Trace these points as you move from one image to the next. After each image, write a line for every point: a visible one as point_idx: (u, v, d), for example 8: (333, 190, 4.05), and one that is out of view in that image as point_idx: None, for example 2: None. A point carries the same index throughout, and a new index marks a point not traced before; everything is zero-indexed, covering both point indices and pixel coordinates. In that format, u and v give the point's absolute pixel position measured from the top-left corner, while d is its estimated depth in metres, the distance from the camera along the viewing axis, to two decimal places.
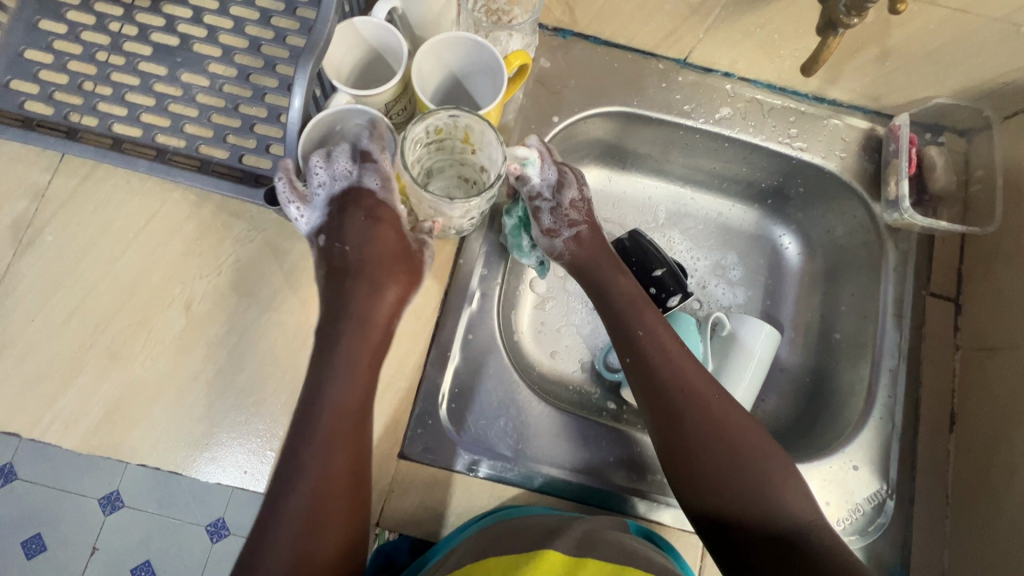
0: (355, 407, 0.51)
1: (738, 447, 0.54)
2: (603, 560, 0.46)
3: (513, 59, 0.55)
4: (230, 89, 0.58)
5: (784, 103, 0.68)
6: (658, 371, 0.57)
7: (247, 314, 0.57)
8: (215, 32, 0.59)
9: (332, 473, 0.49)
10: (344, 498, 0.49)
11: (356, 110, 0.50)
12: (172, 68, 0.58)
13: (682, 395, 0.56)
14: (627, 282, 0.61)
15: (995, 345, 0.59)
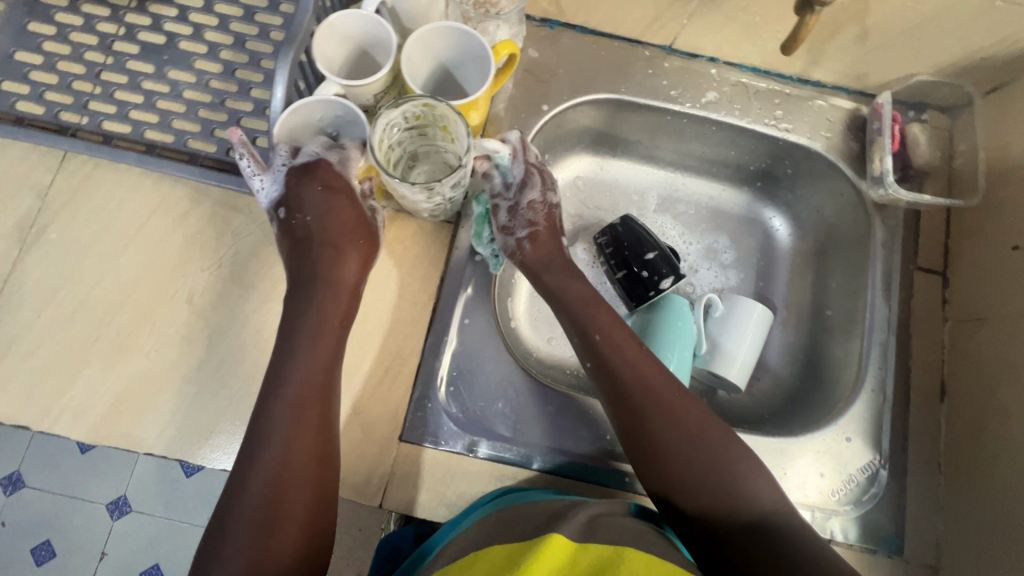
0: (317, 392, 0.52)
1: (701, 441, 0.54)
2: (603, 545, 0.46)
3: (501, 49, 0.56)
4: (230, 102, 0.63)
5: (769, 86, 0.69)
6: (615, 375, 0.57)
7: (248, 305, 0.59)
8: (215, 48, 0.64)
9: (300, 459, 0.49)
10: (309, 482, 0.49)
11: (335, 103, 0.52)
12: (174, 84, 0.63)
13: (641, 395, 0.56)
14: (582, 287, 0.62)
15: (983, 315, 0.60)
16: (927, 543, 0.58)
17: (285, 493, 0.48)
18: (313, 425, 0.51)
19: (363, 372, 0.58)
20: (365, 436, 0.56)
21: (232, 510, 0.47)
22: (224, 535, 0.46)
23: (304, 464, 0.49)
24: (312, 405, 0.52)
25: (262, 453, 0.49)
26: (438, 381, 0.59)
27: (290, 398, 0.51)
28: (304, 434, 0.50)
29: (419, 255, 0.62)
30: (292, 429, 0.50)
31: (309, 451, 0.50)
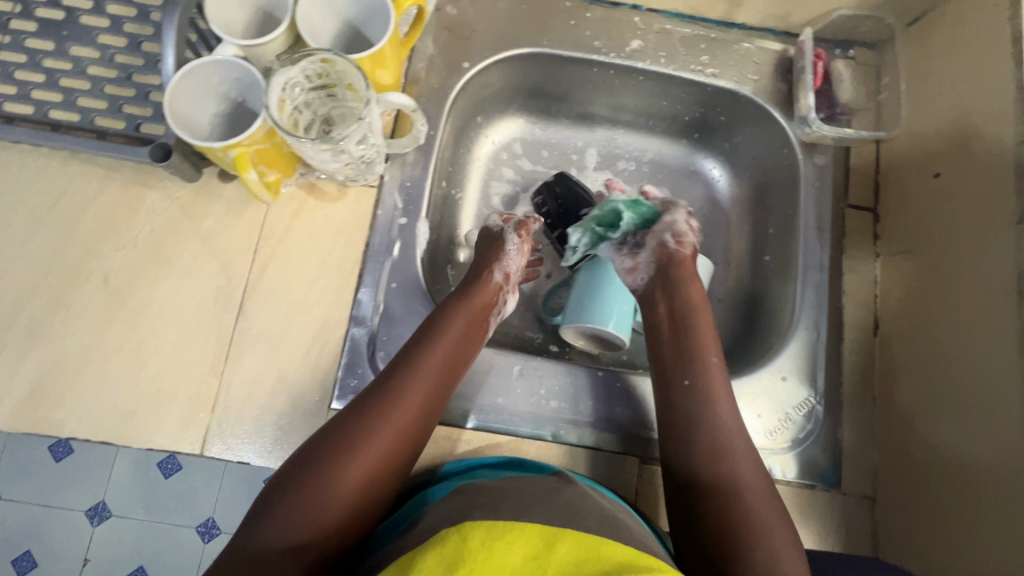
0: (437, 390, 0.53)
1: (742, 499, 0.50)
2: (584, 534, 0.41)
3: (404, 0, 0.54)
4: (138, 77, 0.61)
5: (694, 31, 0.68)
6: (694, 396, 0.56)
7: (167, 283, 0.57)
8: (118, 21, 0.62)
9: (395, 447, 0.49)
10: (388, 474, 0.49)
11: (234, 65, 0.50)
12: (78, 61, 0.61)
13: (709, 434, 0.54)
14: (696, 312, 0.61)
15: (911, 247, 0.60)
16: (863, 474, 0.59)
17: (360, 476, 0.47)
18: (418, 419, 0.51)
19: (289, 343, 0.57)
20: (295, 406, 0.56)
21: (351, 416, 0.50)
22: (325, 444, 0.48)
23: (392, 456, 0.49)
24: (431, 398, 0.52)
25: (357, 427, 0.48)
26: (364, 348, 0.58)
27: (422, 385, 0.52)
28: (407, 423, 0.50)
29: (342, 222, 0.60)
30: (398, 412, 0.50)
31: (405, 441, 0.50)
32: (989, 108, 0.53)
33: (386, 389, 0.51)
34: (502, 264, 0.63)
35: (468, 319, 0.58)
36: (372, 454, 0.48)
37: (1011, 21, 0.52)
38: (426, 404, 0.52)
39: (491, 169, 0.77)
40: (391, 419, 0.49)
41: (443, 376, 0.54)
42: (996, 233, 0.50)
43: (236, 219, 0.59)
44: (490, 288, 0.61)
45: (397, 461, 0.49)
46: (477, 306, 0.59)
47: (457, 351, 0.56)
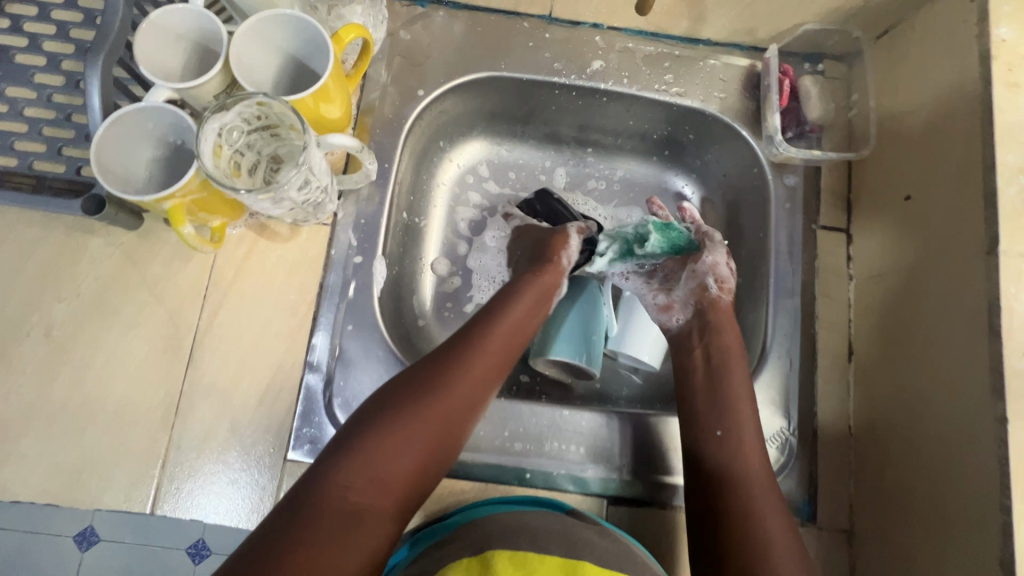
0: (502, 361, 0.54)
1: (766, 520, 0.48)
2: (600, 565, 0.46)
3: (345, 34, 0.51)
4: (78, 117, 0.59)
5: (658, 48, 0.66)
6: (724, 445, 0.53)
7: (112, 334, 0.55)
8: (56, 58, 0.60)
9: (463, 412, 0.50)
10: (456, 437, 0.50)
11: (166, 111, 0.48)
12: (13, 103, 0.58)
13: (739, 489, 0.50)
14: (731, 353, 0.57)
15: (883, 271, 0.58)
16: (840, 507, 0.57)
17: (432, 435, 0.48)
18: (479, 404, 0.52)
19: (242, 392, 0.55)
20: (250, 458, 0.54)
21: (423, 382, 0.50)
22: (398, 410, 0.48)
23: (460, 421, 0.50)
24: (498, 367, 0.54)
25: (430, 387, 0.50)
26: (320, 394, 0.56)
27: (490, 352, 0.53)
28: (477, 389, 0.52)
29: (295, 263, 0.58)
30: (467, 377, 0.51)
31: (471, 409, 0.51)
32: (957, 131, 0.51)
33: (456, 353, 0.52)
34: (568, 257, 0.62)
35: (533, 295, 0.59)
36: (444, 414, 0.49)
37: (979, 39, 0.50)
38: (495, 374, 0.53)
39: (457, 194, 0.74)
40: (463, 383, 0.51)
41: (510, 348, 0.55)
42: (967, 262, 0.48)
43: (183, 264, 0.57)
44: (556, 274, 0.61)
45: (463, 427, 0.50)
46: (543, 283, 0.60)
47: (521, 333, 0.57)
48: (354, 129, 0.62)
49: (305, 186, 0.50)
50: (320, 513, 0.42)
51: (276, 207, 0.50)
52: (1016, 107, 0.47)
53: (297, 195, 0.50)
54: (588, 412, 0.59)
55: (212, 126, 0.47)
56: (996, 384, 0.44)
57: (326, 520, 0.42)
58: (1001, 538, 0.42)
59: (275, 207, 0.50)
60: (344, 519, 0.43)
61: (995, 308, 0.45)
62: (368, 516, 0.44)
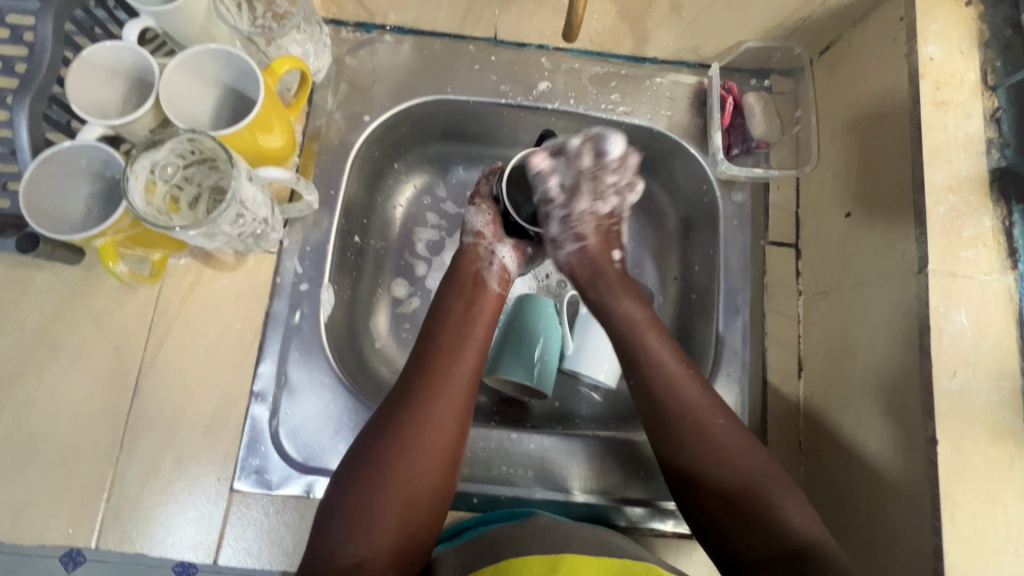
0: (462, 377, 0.53)
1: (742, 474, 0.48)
2: (579, 554, 0.45)
3: (279, 67, 0.52)
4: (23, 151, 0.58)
5: (604, 68, 0.66)
6: (689, 430, 0.50)
7: (55, 368, 0.55)
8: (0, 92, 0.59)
9: (433, 443, 0.49)
10: (426, 460, 0.48)
11: (98, 148, 0.48)
12: None
13: (705, 466, 0.49)
14: (641, 326, 0.56)
15: (828, 287, 0.58)
16: None
17: (405, 479, 0.47)
18: (446, 419, 0.50)
19: (188, 423, 0.55)
20: (196, 490, 0.54)
21: (371, 428, 0.50)
22: (355, 463, 0.48)
23: (433, 452, 0.49)
24: (454, 376, 0.53)
25: (388, 431, 0.49)
26: (265, 424, 0.56)
27: (445, 375, 0.52)
28: (444, 414, 0.50)
29: (240, 293, 0.58)
30: (422, 403, 0.50)
31: (444, 437, 0.49)
32: (890, 148, 0.51)
33: (409, 387, 0.52)
34: (468, 229, 0.63)
35: (470, 300, 0.59)
36: (410, 452, 0.48)
37: (908, 57, 0.50)
38: (455, 393, 0.52)
39: (413, 216, 0.74)
40: (421, 417, 0.49)
41: (467, 364, 0.54)
42: (900, 280, 0.48)
43: (127, 296, 0.57)
44: (466, 253, 0.62)
45: (440, 457, 0.49)
46: (466, 270, 0.61)
47: (458, 335, 0.56)
48: (300, 156, 0.62)
49: (243, 219, 0.50)
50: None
51: (215, 241, 0.50)
52: (943, 126, 0.48)
53: (239, 226, 0.51)
54: (538, 434, 0.59)
55: (143, 165, 0.47)
56: (927, 405, 0.44)
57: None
58: (932, 558, 0.42)
59: (214, 241, 0.50)
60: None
61: (925, 328, 0.45)
62: None
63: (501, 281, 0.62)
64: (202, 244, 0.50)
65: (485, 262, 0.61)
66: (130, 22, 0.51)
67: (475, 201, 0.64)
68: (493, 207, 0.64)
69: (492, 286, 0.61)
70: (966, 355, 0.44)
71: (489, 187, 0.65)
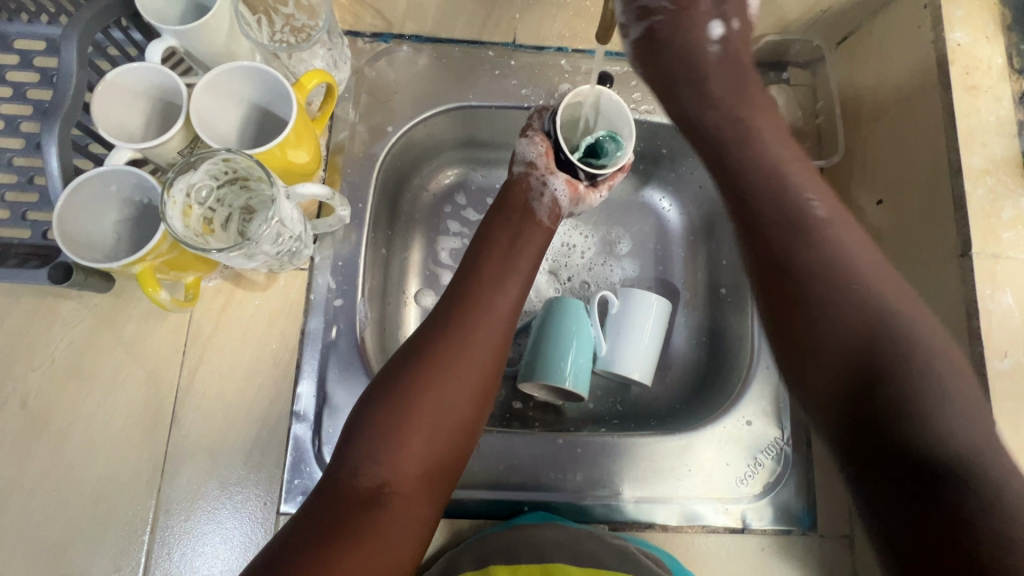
0: (501, 310, 0.52)
1: (902, 345, 0.39)
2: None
3: (307, 81, 0.52)
4: (40, 179, 0.57)
5: (624, 68, 0.66)
6: (843, 293, 0.42)
7: (90, 399, 0.54)
8: (14, 120, 0.58)
9: (469, 372, 0.49)
10: (462, 389, 0.48)
11: (128, 173, 0.47)
12: None
13: (841, 301, 0.42)
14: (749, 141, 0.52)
15: None
16: (839, 517, 0.57)
17: (439, 403, 0.47)
18: (482, 349, 0.50)
19: (230, 447, 0.54)
20: (242, 515, 0.53)
21: (405, 354, 0.49)
22: (387, 385, 0.48)
23: (467, 382, 0.48)
24: (490, 309, 0.52)
25: (425, 354, 0.49)
26: (309, 444, 0.55)
27: (487, 305, 0.52)
28: (481, 345, 0.50)
29: (274, 312, 0.58)
30: (459, 332, 0.50)
31: (478, 369, 0.49)
32: (920, 135, 0.52)
33: (450, 315, 0.51)
34: (520, 158, 0.62)
35: (515, 236, 0.58)
36: (444, 378, 0.48)
37: (935, 44, 0.51)
38: (495, 326, 0.51)
39: (435, 224, 0.72)
40: (457, 344, 0.49)
41: (505, 300, 0.53)
42: (942, 265, 0.49)
43: (159, 322, 0.56)
44: (518, 182, 0.61)
45: (473, 387, 0.49)
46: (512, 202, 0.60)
47: (499, 270, 0.55)
48: (325, 170, 0.62)
49: (281, 237, 0.50)
50: (342, 499, 0.43)
51: (251, 261, 0.50)
52: (975, 110, 0.48)
53: (277, 245, 0.50)
54: (584, 438, 0.58)
55: (180, 190, 0.46)
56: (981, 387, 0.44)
57: (349, 503, 0.43)
58: None
59: (251, 261, 0.50)
60: (365, 500, 0.43)
61: (974, 311, 0.45)
62: (391, 496, 0.43)
63: (550, 215, 0.61)
64: (240, 265, 0.50)
65: (535, 194, 0.60)
66: (153, 43, 0.49)
67: (527, 132, 0.61)
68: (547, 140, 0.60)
69: (540, 218, 0.60)
70: (1017, 336, 0.44)
71: (541, 120, 0.61)
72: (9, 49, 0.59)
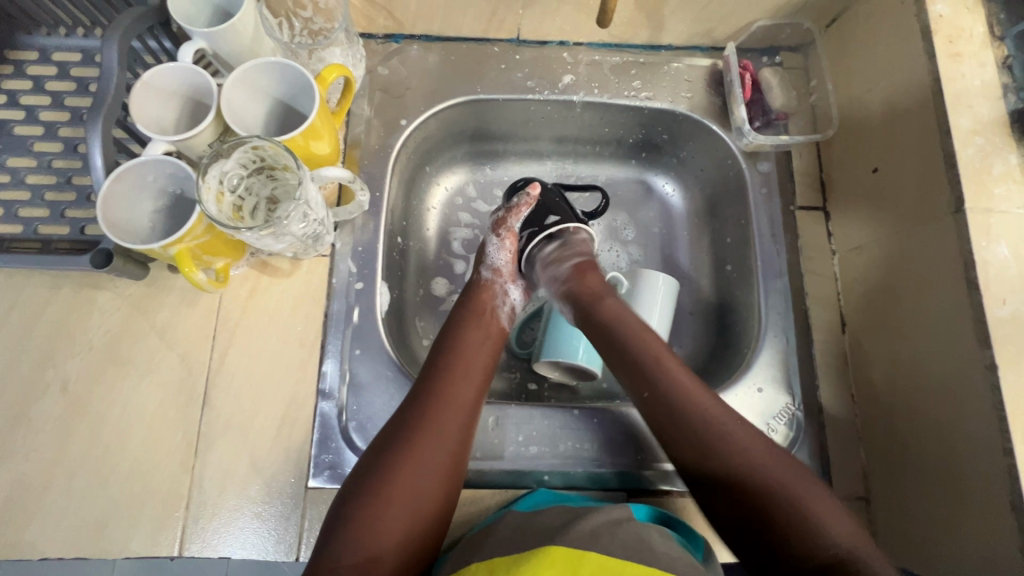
0: (469, 401, 0.53)
1: (755, 460, 0.49)
2: (606, 557, 0.43)
3: (328, 74, 0.55)
4: (78, 179, 0.60)
5: (623, 57, 0.69)
6: (696, 417, 0.51)
7: (127, 383, 0.56)
8: (53, 126, 0.62)
9: (439, 460, 0.49)
10: (438, 472, 0.49)
11: (164, 162, 0.50)
12: (16, 173, 0.60)
13: (702, 423, 0.51)
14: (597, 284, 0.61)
15: (863, 242, 0.60)
16: (853, 476, 0.58)
17: (410, 491, 0.47)
18: (458, 434, 0.51)
19: (259, 426, 0.56)
20: (272, 490, 0.55)
21: (382, 441, 0.50)
22: (366, 472, 0.48)
23: (437, 469, 0.49)
24: (466, 399, 0.53)
25: (397, 447, 0.49)
26: (335, 421, 0.58)
27: (457, 393, 0.53)
28: (450, 433, 0.51)
29: (298, 296, 0.60)
30: (435, 419, 0.51)
31: (445, 457, 0.50)
32: (911, 102, 0.54)
33: (417, 406, 0.51)
34: (489, 262, 0.65)
35: (486, 332, 0.59)
36: (418, 468, 0.48)
37: (919, 16, 0.54)
38: (461, 415, 0.52)
39: (448, 216, 0.76)
40: (429, 434, 0.50)
41: (477, 386, 0.54)
42: (939, 222, 0.51)
43: (190, 309, 0.59)
44: (484, 287, 0.63)
45: (443, 474, 0.49)
46: (479, 299, 0.62)
47: (472, 357, 0.56)
48: (343, 162, 0.65)
49: (306, 218, 0.53)
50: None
51: (278, 241, 0.53)
52: (961, 75, 0.51)
53: (304, 226, 0.54)
54: (597, 410, 0.60)
55: (212, 176, 0.49)
56: (983, 334, 0.46)
57: None
58: (1008, 480, 0.43)
59: (278, 241, 0.53)
60: None
61: (970, 262, 0.47)
62: None
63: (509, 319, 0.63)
64: (268, 245, 0.53)
65: (500, 299, 0.63)
66: (185, 44, 0.53)
67: (499, 232, 0.65)
68: (515, 242, 0.66)
69: (500, 321, 0.61)
70: (1014, 284, 0.46)
71: (518, 222, 0.65)
72: (48, 61, 0.64)
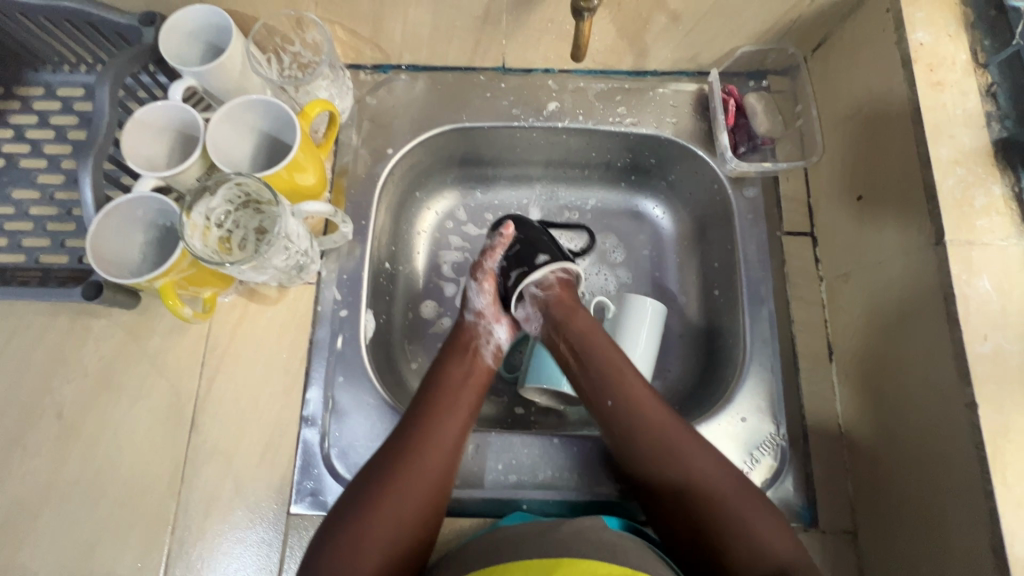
0: (454, 438, 0.54)
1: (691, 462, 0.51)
2: (579, 557, 0.44)
3: (311, 110, 0.57)
4: (77, 210, 0.63)
5: (608, 84, 0.70)
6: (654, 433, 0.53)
7: (120, 407, 0.58)
8: (56, 159, 0.65)
9: (421, 494, 0.50)
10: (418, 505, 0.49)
11: (151, 198, 0.52)
12: (20, 205, 0.62)
13: (654, 438, 0.52)
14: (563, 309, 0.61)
15: (849, 269, 0.60)
16: (839, 507, 0.56)
17: (391, 521, 0.48)
18: (443, 470, 0.52)
19: (245, 451, 0.58)
20: (255, 514, 0.56)
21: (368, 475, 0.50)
22: (352, 503, 0.48)
23: (418, 504, 0.49)
24: (452, 436, 0.54)
25: (381, 480, 0.49)
26: (317, 447, 0.58)
27: (442, 428, 0.53)
28: (432, 469, 0.51)
29: (285, 322, 0.62)
30: (421, 454, 0.51)
31: (426, 494, 0.50)
32: (894, 130, 0.54)
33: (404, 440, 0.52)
34: (471, 305, 0.65)
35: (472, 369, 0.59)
36: (400, 502, 0.49)
37: (899, 44, 0.53)
38: (446, 449, 0.53)
39: (438, 240, 0.77)
40: (413, 469, 0.50)
41: (462, 421, 0.55)
42: (920, 254, 0.50)
43: (180, 336, 0.60)
44: (466, 329, 0.63)
45: (422, 505, 0.50)
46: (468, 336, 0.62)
47: (460, 393, 0.57)
48: (331, 191, 0.66)
49: (290, 250, 0.55)
50: None
51: (264, 273, 0.55)
52: (941, 104, 0.50)
53: (287, 257, 0.55)
54: (577, 439, 0.60)
55: (197, 212, 0.51)
56: (963, 371, 0.45)
57: None
58: (988, 520, 0.42)
59: (264, 272, 0.55)
60: None
61: (950, 296, 0.46)
62: None
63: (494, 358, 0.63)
64: (252, 277, 0.54)
65: (483, 339, 0.63)
66: (175, 82, 0.55)
67: (477, 275, 0.65)
68: (494, 284, 0.65)
69: (486, 360, 0.61)
70: (996, 319, 0.45)
71: (493, 262, 0.66)
72: (53, 96, 0.67)
